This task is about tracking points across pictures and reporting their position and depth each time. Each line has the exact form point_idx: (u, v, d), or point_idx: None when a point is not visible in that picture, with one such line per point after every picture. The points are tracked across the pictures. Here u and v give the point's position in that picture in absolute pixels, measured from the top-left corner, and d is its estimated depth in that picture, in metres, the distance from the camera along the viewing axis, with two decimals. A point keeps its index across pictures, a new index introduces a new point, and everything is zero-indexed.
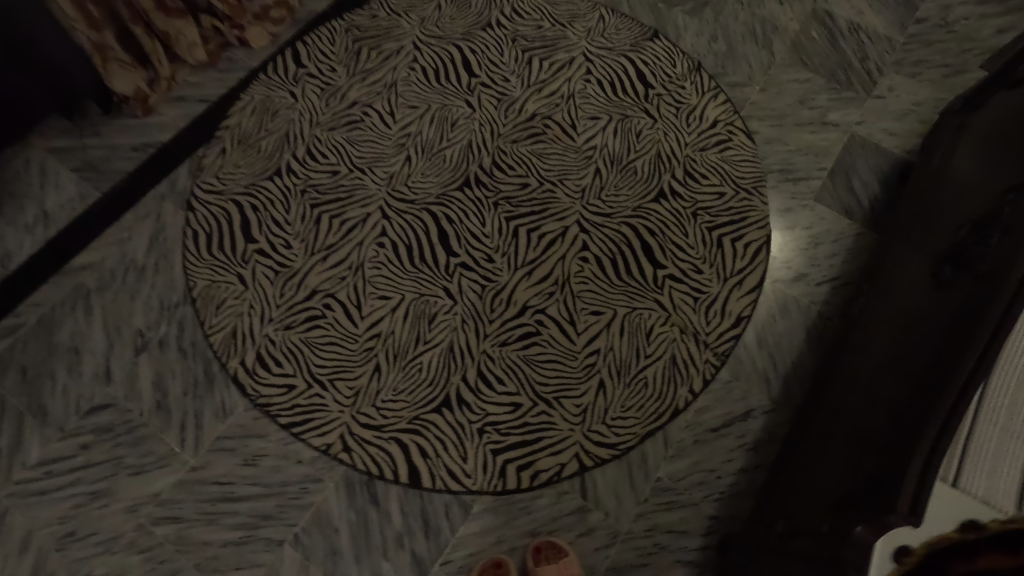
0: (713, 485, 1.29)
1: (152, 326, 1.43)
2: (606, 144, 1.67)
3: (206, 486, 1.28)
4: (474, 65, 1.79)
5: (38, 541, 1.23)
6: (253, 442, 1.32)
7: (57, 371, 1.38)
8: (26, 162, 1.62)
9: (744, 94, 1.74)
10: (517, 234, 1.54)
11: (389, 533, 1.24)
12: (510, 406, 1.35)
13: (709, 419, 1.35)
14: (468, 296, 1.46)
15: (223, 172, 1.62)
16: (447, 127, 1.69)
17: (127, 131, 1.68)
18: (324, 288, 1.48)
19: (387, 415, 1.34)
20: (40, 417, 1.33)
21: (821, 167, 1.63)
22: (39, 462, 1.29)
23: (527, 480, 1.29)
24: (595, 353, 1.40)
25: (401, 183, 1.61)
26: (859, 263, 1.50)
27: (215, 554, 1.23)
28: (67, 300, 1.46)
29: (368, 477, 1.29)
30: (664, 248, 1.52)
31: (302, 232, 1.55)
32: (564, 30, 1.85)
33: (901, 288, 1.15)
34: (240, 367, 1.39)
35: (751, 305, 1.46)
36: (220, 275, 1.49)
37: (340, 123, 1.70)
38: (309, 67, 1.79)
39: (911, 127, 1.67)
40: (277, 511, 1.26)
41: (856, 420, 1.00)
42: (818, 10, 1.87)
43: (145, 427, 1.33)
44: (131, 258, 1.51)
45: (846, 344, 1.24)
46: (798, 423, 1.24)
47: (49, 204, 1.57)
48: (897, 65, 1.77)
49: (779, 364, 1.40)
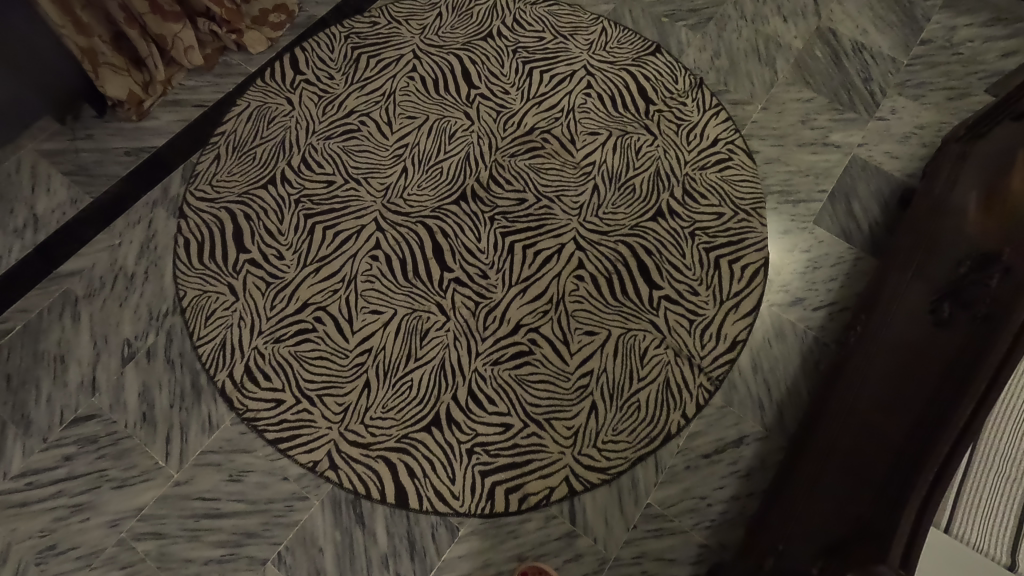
0: (704, 513, 1.27)
1: (140, 336, 1.41)
2: (605, 160, 1.65)
3: (190, 502, 1.26)
4: (474, 76, 1.77)
5: (18, 554, 1.21)
6: (239, 457, 1.30)
7: (42, 380, 1.36)
8: (17, 165, 1.60)
9: (745, 112, 1.73)
10: (512, 250, 1.52)
11: (374, 555, 1.23)
12: (500, 427, 1.33)
13: (701, 445, 1.33)
14: (461, 312, 1.45)
15: (217, 179, 1.60)
16: (445, 139, 1.68)
17: (120, 135, 1.66)
18: (315, 301, 1.46)
19: (376, 433, 1.32)
20: (24, 427, 1.32)
21: (822, 189, 1.62)
22: (20, 473, 1.28)
23: (515, 503, 1.27)
24: (588, 374, 1.39)
25: (398, 196, 1.59)
26: (858, 288, 1.49)
27: (197, 572, 1.21)
28: (55, 307, 1.44)
29: (354, 495, 1.27)
30: (660, 268, 1.51)
31: (295, 242, 1.53)
32: (565, 43, 1.84)
33: (898, 320, 1.14)
34: (228, 380, 1.37)
35: (747, 329, 1.44)
36: (211, 285, 1.47)
37: (336, 132, 1.69)
38: (307, 74, 1.77)
39: (913, 151, 1.66)
40: (261, 529, 1.24)
41: (850, 453, 0.99)
42: (822, 28, 1.86)
43: (130, 439, 1.31)
44: (121, 265, 1.49)
45: (841, 374, 1.22)
46: (792, 452, 1.22)
47: (40, 208, 1.55)
48: (900, 87, 1.75)
49: (773, 390, 1.38)
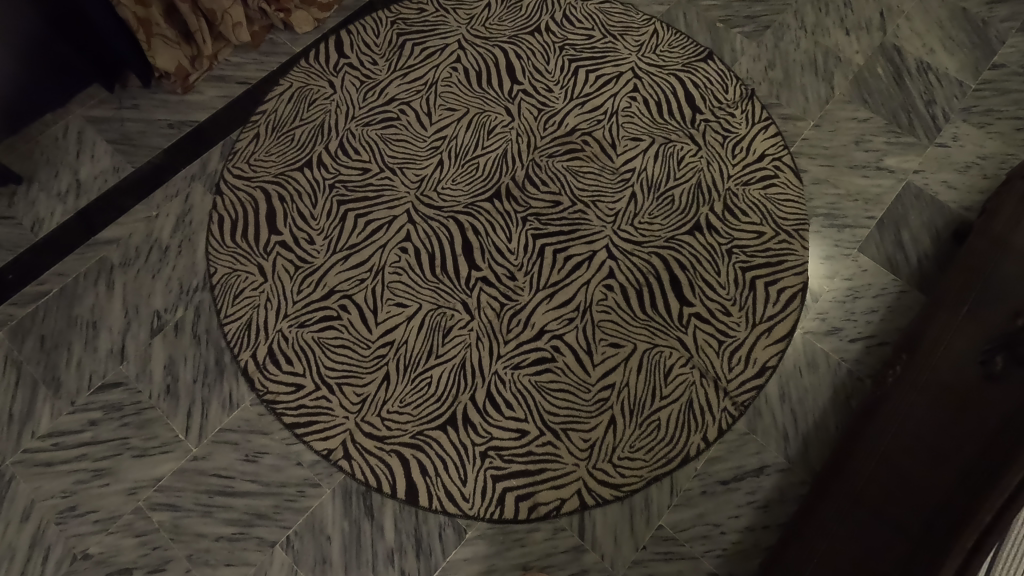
0: (716, 540, 1.24)
1: (169, 309, 1.44)
2: (645, 167, 1.61)
3: (206, 478, 1.28)
4: (518, 71, 1.74)
5: (40, 512, 1.25)
6: (256, 438, 1.32)
7: (74, 343, 1.40)
8: (64, 129, 1.63)
9: (796, 129, 1.66)
10: (542, 253, 1.50)
11: (380, 548, 1.23)
12: (516, 433, 1.32)
13: (719, 471, 1.30)
14: (486, 312, 1.43)
15: (255, 158, 1.61)
16: (483, 134, 1.65)
17: (165, 107, 1.68)
18: (342, 289, 1.46)
19: (391, 427, 1.32)
20: (54, 387, 1.35)
21: (871, 216, 1.55)
22: (48, 433, 1.31)
23: (525, 511, 1.26)
24: (608, 388, 1.36)
25: (432, 188, 1.58)
26: (899, 323, 1.42)
27: (207, 547, 1.23)
28: (91, 273, 1.47)
29: (365, 488, 1.27)
30: (693, 285, 1.46)
31: (326, 228, 1.53)
32: (614, 43, 1.79)
33: (943, 362, 1.09)
34: (251, 360, 1.38)
35: (778, 355, 1.39)
36: (241, 264, 1.48)
37: (375, 119, 1.67)
38: (351, 58, 1.76)
39: (972, 182, 1.57)
40: (272, 511, 1.25)
41: (881, 499, 0.97)
42: (886, 44, 1.77)
43: (153, 409, 1.34)
44: (156, 237, 1.51)
45: (875, 413, 1.17)
46: (814, 490, 1.18)
47: (83, 173, 1.58)
48: (965, 113, 1.66)
49: (799, 422, 1.33)
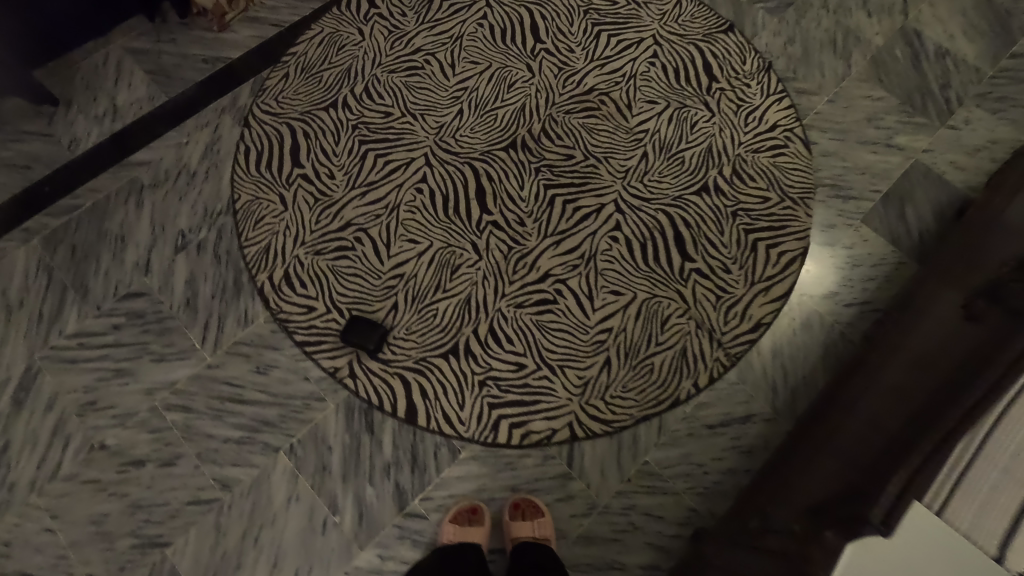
0: (698, 479, 1.29)
1: (194, 229, 1.51)
2: (659, 129, 1.65)
3: (219, 385, 1.35)
4: (541, 31, 1.79)
5: (62, 404, 1.32)
6: (267, 353, 1.39)
7: (103, 254, 1.47)
8: (104, 57, 1.71)
9: (810, 102, 1.69)
10: (552, 203, 1.55)
11: (378, 461, 1.29)
12: (515, 366, 1.37)
13: (707, 416, 1.34)
14: (494, 253, 1.49)
15: (283, 96, 1.67)
16: (503, 87, 1.70)
17: (201, 43, 1.75)
18: (358, 222, 1.52)
19: (397, 352, 1.38)
20: (82, 293, 1.43)
21: (876, 190, 1.58)
22: (74, 333, 1.39)
23: (517, 437, 1.32)
24: (606, 330, 1.41)
25: (450, 135, 1.63)
26: (895, 292, 1.46)
27: (216, 448, 1.30)
28: (122, 192, 1.54)
29: (368, 405, 1.34)
30: (696, 242, 1.51)
31: (346, 165, 1.59)
32: (638, 10, 1.83)
33: (930, 319, 1.13)
34: (267, 281, 1.45)
35: (774, 313, 1.44)
36: (263, 193, 1.55)
37: (401, 67, 1.73)
38: (380, 9, 1.82)
39: (980, 164, 1.60)
40: (278, 420, 1.32)
41: (849, 432, 1.00)
42: (907, 28, 1.79)
43: (173, 319, 1.41)
44: (185, 162, 1.58)
45: (858, 368, 1.21)
46: (795, 433, 1.22)
47: (120, 100, 1.66)
48: (980, 98, 1.69)
49: (789, 377, 1.38)
